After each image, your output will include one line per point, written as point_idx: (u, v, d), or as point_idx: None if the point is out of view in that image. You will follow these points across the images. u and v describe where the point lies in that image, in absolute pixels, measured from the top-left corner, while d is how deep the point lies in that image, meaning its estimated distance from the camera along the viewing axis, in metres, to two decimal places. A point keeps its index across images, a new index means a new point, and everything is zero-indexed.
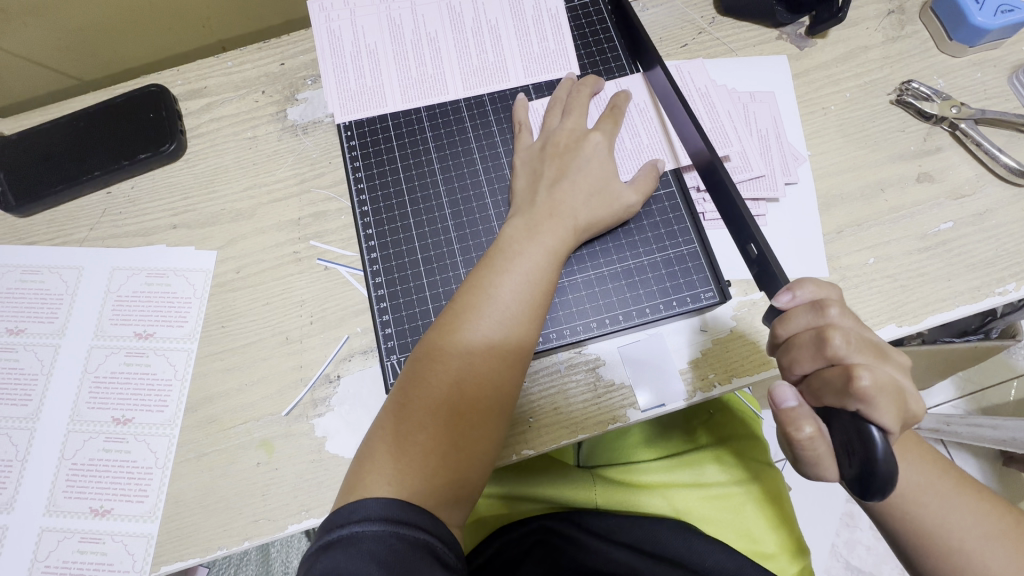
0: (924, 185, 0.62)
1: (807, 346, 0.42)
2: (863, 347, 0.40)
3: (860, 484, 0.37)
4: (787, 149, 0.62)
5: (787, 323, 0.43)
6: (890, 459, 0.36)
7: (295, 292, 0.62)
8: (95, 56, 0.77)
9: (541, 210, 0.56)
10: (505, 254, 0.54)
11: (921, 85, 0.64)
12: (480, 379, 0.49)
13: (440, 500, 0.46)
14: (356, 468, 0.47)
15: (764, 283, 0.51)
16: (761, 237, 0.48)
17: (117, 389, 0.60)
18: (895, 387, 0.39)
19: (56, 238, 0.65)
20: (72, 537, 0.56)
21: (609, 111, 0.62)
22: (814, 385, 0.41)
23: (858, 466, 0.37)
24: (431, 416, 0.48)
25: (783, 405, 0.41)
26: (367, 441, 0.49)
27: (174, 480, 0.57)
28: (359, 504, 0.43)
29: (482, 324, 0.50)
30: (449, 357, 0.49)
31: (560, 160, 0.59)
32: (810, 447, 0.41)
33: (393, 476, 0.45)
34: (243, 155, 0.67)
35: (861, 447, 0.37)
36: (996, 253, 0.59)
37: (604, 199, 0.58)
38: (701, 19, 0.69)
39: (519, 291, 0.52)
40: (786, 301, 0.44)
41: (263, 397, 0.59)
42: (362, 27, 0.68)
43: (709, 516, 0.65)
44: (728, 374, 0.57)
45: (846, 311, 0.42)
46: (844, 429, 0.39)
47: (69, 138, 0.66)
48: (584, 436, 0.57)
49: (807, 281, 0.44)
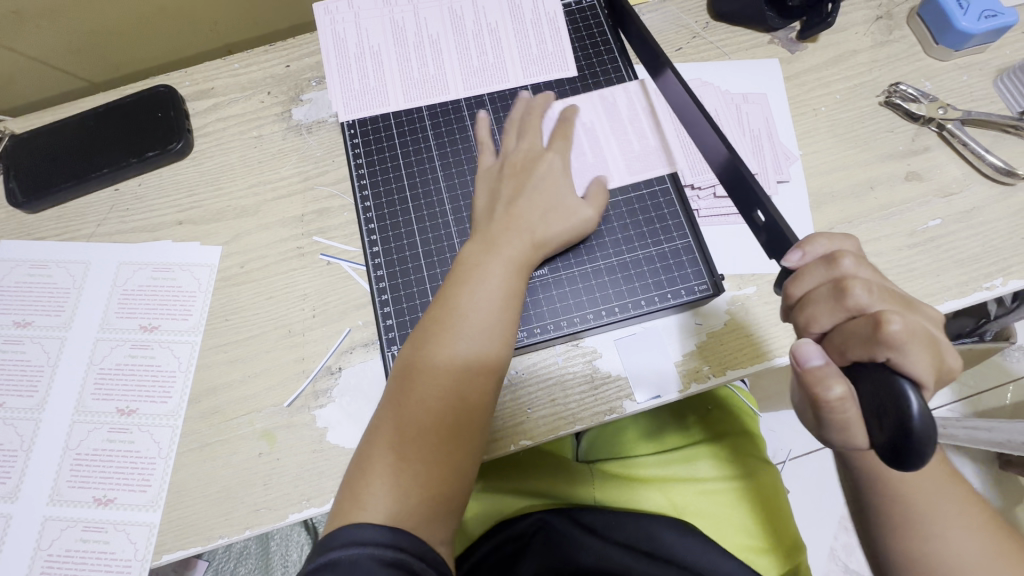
0: (913, 183, 0.63)
1: (824, 300, 0.40)
2: (887, 297, 0.39)
3: (894, 449, 0.34)
4: (779, 149, 0.64)
5: (799, 281, 0.42)
6: (928, 422, 0.33)
7: (299, 286, 0.63)
8: (104, 58, 0.78)
9: (498, 225, 0.57)
10: (470, 269, 0.55)
11: (909, 87, 0.66)
12: (455, 390, 0.50)
13: (420, 514, 0.46)
14: (343, 493, 0.48)
15: (773, 250, 0.50)
16: (769, 204, 0.48)
17: (121, 380, 0.61)
18: (927, 336, 0.37)
19: (65, 233, 0.66)
20: (75, 526, 0.56)
21: (559, 125, 0.64)
22: (835, 340, 0.39)
23: (891, 429, 0.34)
24: (410, 432, 0.49)
25: (807, 364, 0.38)
26: (351, 465, 0.49)
27: (177, 469, 0.58)
28: (348, 529, 0.43)
29: (452, 337, 0.52)
30: (416, 374, 0.51)
31: (517, 178, 0.60)
32: (841, 410, 0.36)
33: (368, 498, 0.46)
34: (248, 154, 0.69)
35: (893, 406, 0.34)
36: (984, 249, 0.60)
37: (561, 214, 0.59)
38: (695, 23, 0.71)
39: (488, 301, 0.53)
40: (796, 261, 0.43)
41: (266, 389, 0.60)
42: (366, 29, 0.70)
43: (703, 510, 0.66)
44: (723, 366, 0.58)
45: (860, 262, 0.40)
46: (872, 383, 0.36)
47: (79, 137, 0.68)
48: (581, 428, 0.57)
49: (818, 238, 0.43)
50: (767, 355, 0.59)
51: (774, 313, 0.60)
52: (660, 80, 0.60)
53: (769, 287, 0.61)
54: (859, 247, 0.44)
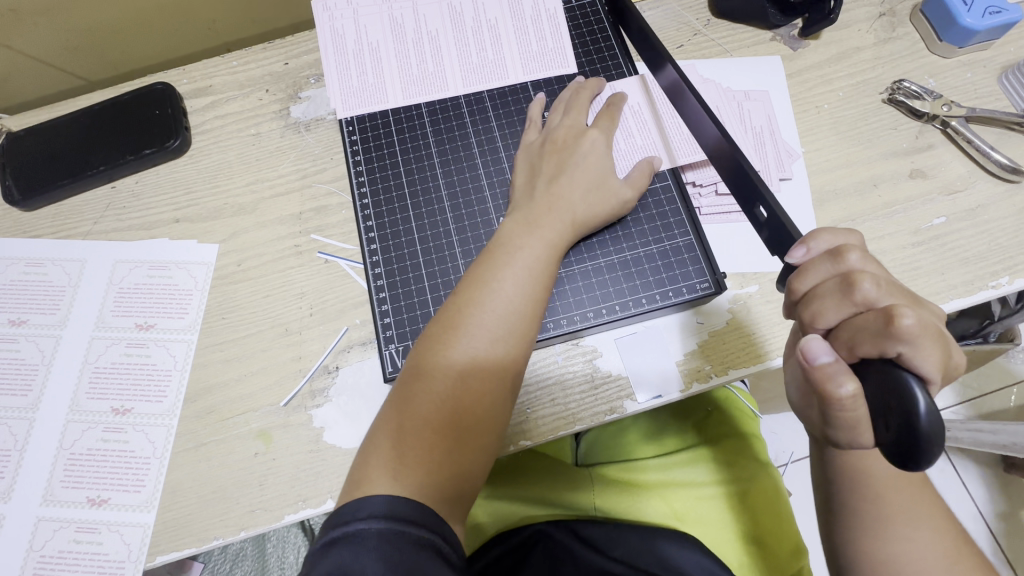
0: (917, 181, 0.62)
1: (831, 294, 0.39)
2: (894, 291, 0.38)
3: (900, 446, 0.33)
4: (781, 146, 0.64)
5: (804, 276, 0.41)
6: (936, 426, 0.32)
7: (296, 284, 0.63)
8: (101, 56, 0.78)
9: (539, 205, 0.57)
10: (507, 249, 0.54)
11: (912, 85, 0.65)
12: (482, 375, 0.49)
13: (445, 493, 0.46)
14: (357, 466, 0.47)
15: (775, 246, 0.50)
16: (771, 198, 0.47)
17: (116, 379, 0.60)
18: (937, 331, 0.36)
19: (61, 231, 0.65)
20: (68, 526, 0.55)
21: (608, 107, 0.63)
22: (841, 336, 0.38)
23: (897, 429, 0.33)
24: (433, 410, 0.48)
25: (814, 361, 0.37)
26: (367, 438, 0.49)
27: (172, 469, 0.57)
28: (362, 501, 0.42)
29: (482, 318, 0.51)
30: (450, 352, 0.50)
31: (557, 156, 0.60)
32: (850, 409, 0.35)
33: (398, 473, 0.45)
34: (246, 151, 0.68)
35: (898, 405, 0.33)
36: (989, 248, 0.60)
37: (601, 194, 0.58)
38: (696, 21, 0.70)
39: (520, 285, 0.52)
40: (800, 257, 0.42)
41: (262, 388, 0.59)
42: (364, 25, 0.69)
43: (703, 516, 0.66)
44: (725, 366, 0.58)
45: (866, 257, 0.40)
46: (879, 381, 0.35)
47: (75, 134, 0.67)
48: (581, 428, 0.57)
49: (822, 232, 0.43)
50: (769, 354, 0.58)
51: (777, 312, 0.59)
52: (660, 75, 0.60)
53: (771, 285, 0.60)
54: (863, 243, 0.43)
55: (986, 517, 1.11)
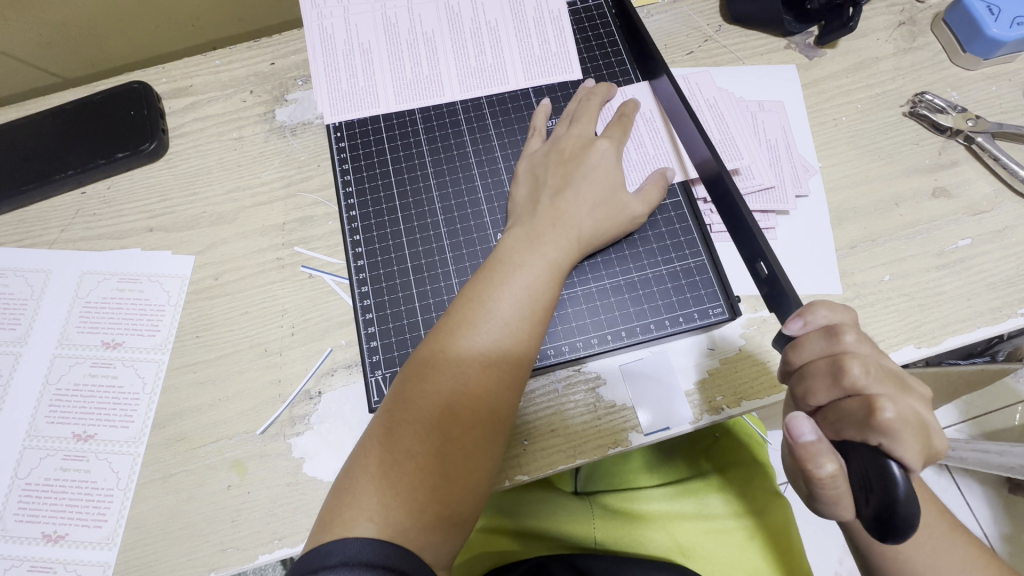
0: (941, 200, 0.59)
1: (823, 375, 0.39)
2: (885, 377, 0.38)
3: (880, 525, 0.33)
4: (798, 160, 0.60)
5: (800, 350, 0.41)
6: (912, 497, 0.33)
7: (277, 301, 0.58)
8: (78, 54, 0.74)
9: (543, 220, 0.53)
10: (505, 266, 0.50)
11: (935, 98, 0.61)
12: (475, 403, 0.45)
13: (428, 536, 0.41)
14: (333, 500, 0.42)
15: (776, 303, 0.49)
16: (771, 255, 0.47)
17: (80, 403, 0.55)
18: (918, 424, 0.37)
19: (24, 240, 0.61)
20: (21, 565, 0.51)
21: (617, 117, 0.59)
22: (831, 417, 0.39)
23: (877, 506, 0.34)
24: (417, 443, 0.43)
25: (800, 438, 0.37)
26: (344, 472, 0.44)
27: (137, 503, 0.52)
28: (335, 546, 0.38)
29: (477, 341, 0.47)
30: (439, 378, 0.45)
31: (563, 168, 0.56)
32: (831, 486, 0.36)
33: (377, 512, 0.41)
34: (227, 156, 0.64)
35: (879, 482, 0.34)
36: (1017, 271, 0.56)
37: (610, 209, 0.54)
38: (707, 26, 0.67)
39: (519, 305, 0.48)
40: (797, 329, 0.42)
41: (238, 414, 0.55)
42: (355, 25, 0.65)
43: (711, 550, 0.61)
44: (738, 397, 0.54)
45: (862, 339, 0.40)
46: (860, 460, 0.36)
47: (42, 135, 0.62)
48: (582, 463, 0.52)
49: (818, 306, 0.42)
50: None
51: None
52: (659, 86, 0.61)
53: None
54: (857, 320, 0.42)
55: (991, 539, 1.07)
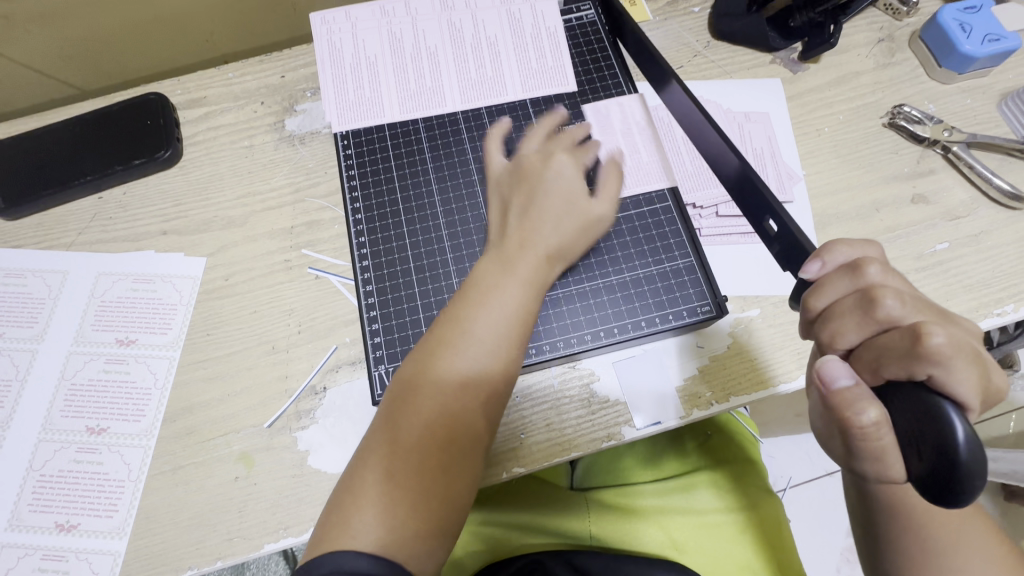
0: (919, 206, 0.62)
1: (851, 313, 0.39)
2: (920, 308, 0.38)
3: (936, 482, 0.33)
4: (782, 168, 0.63)
5: (821, 293, 0.41)
6: (976, 449, 0.32)
7: (285, 301, 0.61)
8: (97, 66, 0.77)
9: (515, 240, 0.53)
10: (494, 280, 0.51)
11: (912, 110, 0.65)
12: (464, 416, 0.46)
13: (423, 544, 0.42)
14: (328, 512, 0.43)
15: (786, 260, 0.49)
16: (784, 213, 0.47)
17: (94, 397, 0.58)
18: (969, 352, 0.36)
19: (44, 242, 0.63)
20: (34, 554, 0.52)
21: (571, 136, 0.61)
22: (865, 357, 0.38)
23: (931, 458, 0.33)
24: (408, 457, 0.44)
25: (836, 385, 0.37)
26: (338, 484, 0.45)
27: (147, 494, 0.54)
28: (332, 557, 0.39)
29: (463, 356, 0.47)
30: (426, 394, 0.46)
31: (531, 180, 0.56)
32: (875, 436, 0.35)
33: (370, 524, 0.41)
34: (239, 163, 0.67)
35: (930, 423, 0.33)
36: (992, 274, 0.59)
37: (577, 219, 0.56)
38: (696, 42, 0.70)
39: (507, 320, 0.49)
40: (816, 271, 0.43)
41: (246, 408, 0.57)
42: (362, 40, 0.69)
43: (702, 545, 0.62)
44: (726, 393, 0.56)
45: (887, 271, 0.40)
46: (900, 404, 0.35)
47: (63, 143, 0.66)
48: (576, 455, 0.55)
49: (836, 245, 0.43)
50: (772, 381, 0.56)
51: (781, 336, 0.58)
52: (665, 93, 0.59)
53: (773, 309, 0.59)
54: (880, 252, 0.43)
55: None
